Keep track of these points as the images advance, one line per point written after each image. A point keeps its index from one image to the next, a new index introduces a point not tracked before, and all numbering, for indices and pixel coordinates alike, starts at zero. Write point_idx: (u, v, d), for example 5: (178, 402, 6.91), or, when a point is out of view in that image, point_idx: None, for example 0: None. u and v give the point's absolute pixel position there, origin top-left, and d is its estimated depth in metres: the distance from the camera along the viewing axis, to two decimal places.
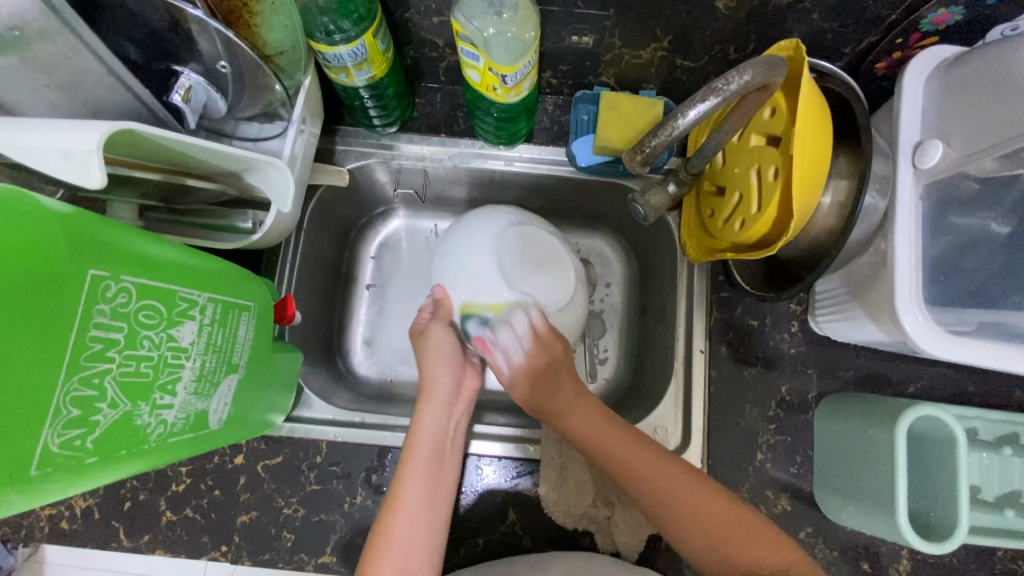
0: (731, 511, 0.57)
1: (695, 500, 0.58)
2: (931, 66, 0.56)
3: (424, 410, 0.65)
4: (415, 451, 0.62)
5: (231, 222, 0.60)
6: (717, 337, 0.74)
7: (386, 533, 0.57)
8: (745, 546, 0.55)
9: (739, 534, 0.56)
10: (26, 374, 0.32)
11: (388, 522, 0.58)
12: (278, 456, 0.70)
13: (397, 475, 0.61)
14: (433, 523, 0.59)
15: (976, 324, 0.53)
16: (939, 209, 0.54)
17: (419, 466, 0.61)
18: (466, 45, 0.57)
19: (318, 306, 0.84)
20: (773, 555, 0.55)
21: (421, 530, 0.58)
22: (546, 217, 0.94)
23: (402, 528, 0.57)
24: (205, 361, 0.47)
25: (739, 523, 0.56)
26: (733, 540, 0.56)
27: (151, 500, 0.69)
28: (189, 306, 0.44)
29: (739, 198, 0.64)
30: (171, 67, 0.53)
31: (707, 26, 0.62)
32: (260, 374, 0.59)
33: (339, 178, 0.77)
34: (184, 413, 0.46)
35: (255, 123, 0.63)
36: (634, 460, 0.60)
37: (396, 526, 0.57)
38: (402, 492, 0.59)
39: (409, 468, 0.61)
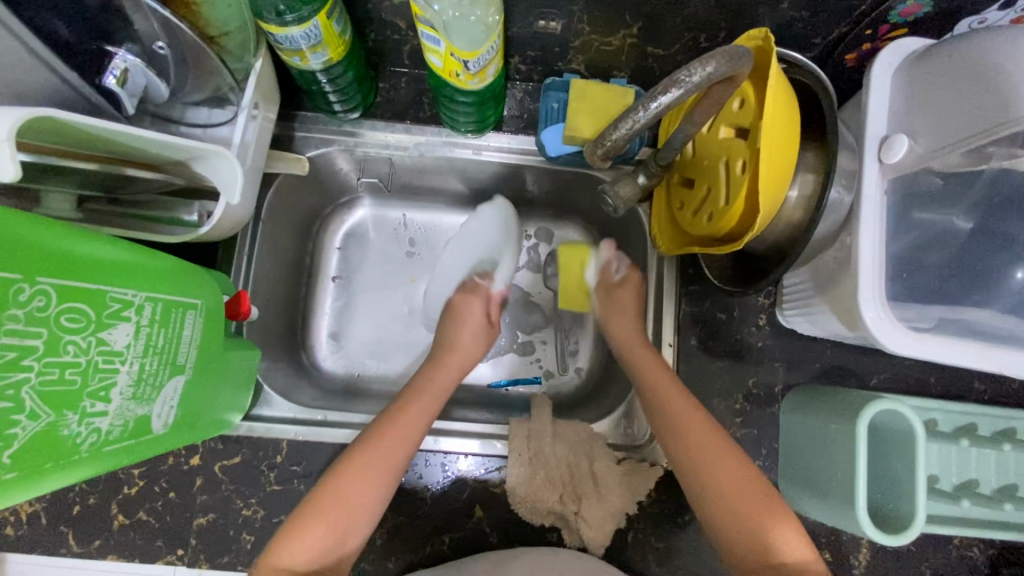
0: (731, 464, 0.58)
1: (697, 448, 0.60)
2: (900, 59, 0.55)
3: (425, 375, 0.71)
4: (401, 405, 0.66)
5: (177, 214, 0.57)
6: (686, 331, 0.74)
7: (344, 478, 0.58)
8: (733, 501, 0.56)
9: (733, 484, 0.57)
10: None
11: (349, 461, 0.59)
12: (236, 456, 0.68)
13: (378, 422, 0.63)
14: (382, 474, 0.59)
15: (936, 319, 0.53)
16: (904, 204, 0.54)
17: (399, 420, 0.64)
18: (426, 28, 0.54)
19: (279, 299, 0.81)
20: (772, 525, 0.55)
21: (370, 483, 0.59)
22: (516, 208, 0.92)
23: (354, 471, 0.59)
24: (145, 365, 0.44)
25: (737, 482, 0.57)
26: (723, 490, 0.57)
27: (102, 504, 0.67)
28: (123, 307, 0.41)
29: (707, 190, 0.63)
30: (104, 48, 0.49)
31: (677, 13, 0.61)
32: (213, 373, 0.57)
33: (299, 166, 0.74)
34: (121, 420, 0.43)
35: (204, 108, 0.59)
36: (667, 403, 0.63)
37: (350, 471, 0.59)
38: (376, 436, 0.61)
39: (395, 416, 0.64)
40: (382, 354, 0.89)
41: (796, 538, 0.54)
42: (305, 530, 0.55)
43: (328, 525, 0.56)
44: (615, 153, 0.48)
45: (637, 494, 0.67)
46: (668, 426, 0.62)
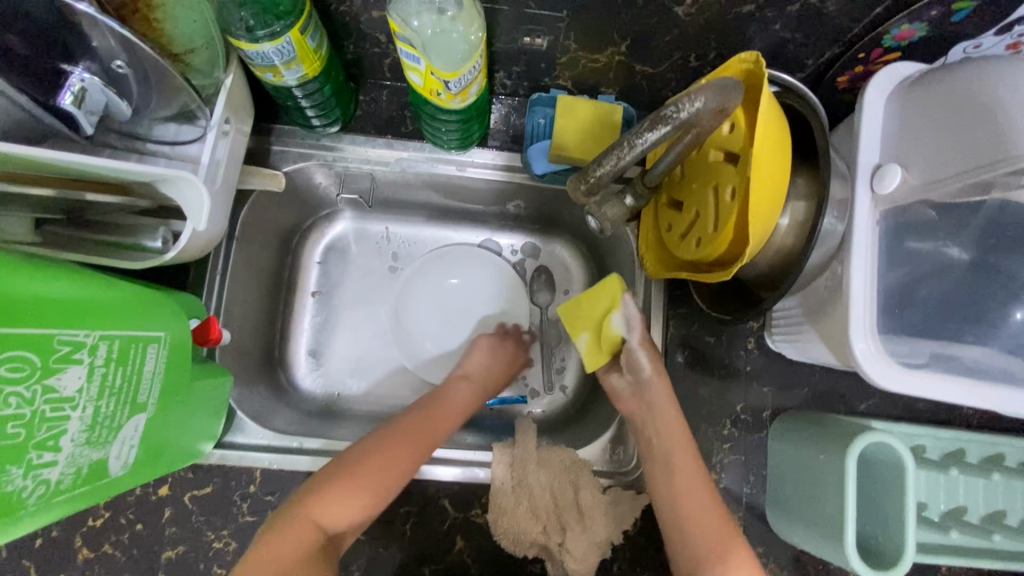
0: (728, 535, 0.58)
1: (705, 519, 0.58)
2: (893, 84, 0.54)
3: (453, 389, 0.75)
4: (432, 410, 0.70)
5: (140, 239, 0.53)
6: (673, 355, 0.72)
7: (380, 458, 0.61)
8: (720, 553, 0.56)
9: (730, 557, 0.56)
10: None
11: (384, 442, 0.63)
12: (207, 485, 0.65)
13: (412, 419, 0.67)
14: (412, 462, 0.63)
15: (928, 355, 0.52)
16: (897, 234, 0.52)
17: (433, 419, 0.68)
18: (405, 46, 0.51)
19: (254, 318, 0.79)
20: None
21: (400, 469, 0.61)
22: (502, 223, 0.90)
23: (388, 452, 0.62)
24: (100, 408, 0.42)
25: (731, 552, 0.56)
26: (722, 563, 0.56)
27: (65, 536, 0.64)
28: (73, 349, 0.39)
29: (696, 214, 0.61)
30: (59, 66, 0.45)
31: (667, 32, 0.59)
32: (181, 404, 0.54)
33: (275, 182, 0.71)
34: (73, 467, 0.41)
35: (173, 124, 0.56)
36: (683, 468, 0.61)
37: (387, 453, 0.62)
38: (411, 428, 0.66)
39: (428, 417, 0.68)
40: (363, 372, 0.86)
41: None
42: (326, 497, 0.58)
43: (353, 497, 0.58)
44: (599, 189, 0.46)
45: (623, 523, 0.65)
46: (679, 497, 0.60)
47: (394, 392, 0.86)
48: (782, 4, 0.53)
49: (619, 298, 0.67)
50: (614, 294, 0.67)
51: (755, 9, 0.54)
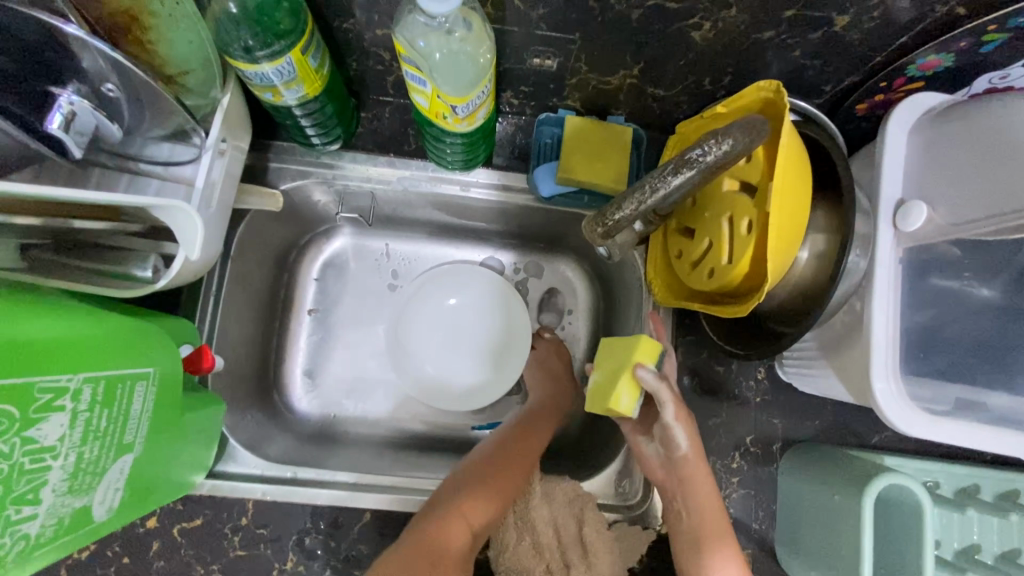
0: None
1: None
2: (916, 115, 0.52)
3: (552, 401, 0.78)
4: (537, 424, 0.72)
5: (128, 269, 0.50)
6: (682, 384, 0.70)
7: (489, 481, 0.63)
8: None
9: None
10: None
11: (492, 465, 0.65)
12: (197, 517, 0.63)
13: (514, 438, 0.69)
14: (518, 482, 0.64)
15: (951, 401, 0.50)
16: (920, 273, 0.50)
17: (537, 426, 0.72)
18: (410, 67, 0.50)
19: (249, 339, 0.76)
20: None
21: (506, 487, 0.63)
22: (505, 241, 0.88)
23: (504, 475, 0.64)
24: (84, 453, 0.39)
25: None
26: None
27: (47, 570, 0.61)
28: (55, 395, 0.36)
29: (708, 244, 0.59)
30: (49, 89, 0.42)
31: (682, 56, 0.57)
32: (171, 437, 0.52)
33: (273, 203, 0.68)
34: (54, 518, 0.38)
35: (167, 144, 0.53)
36: (712, 539, 0.58)
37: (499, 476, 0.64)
38: (517, 450, 0.67)
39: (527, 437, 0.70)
40: (361, 394, 0.84)
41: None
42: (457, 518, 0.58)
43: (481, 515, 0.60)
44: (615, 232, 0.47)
45: (629, 560, 0.63)
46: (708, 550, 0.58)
47: (392, 414, 0.84)
48: (804, 30, 0.51)
49: (631, 363, 0.58)
50: (628, 355, 0.59)
51: (775, 35, 0.52)
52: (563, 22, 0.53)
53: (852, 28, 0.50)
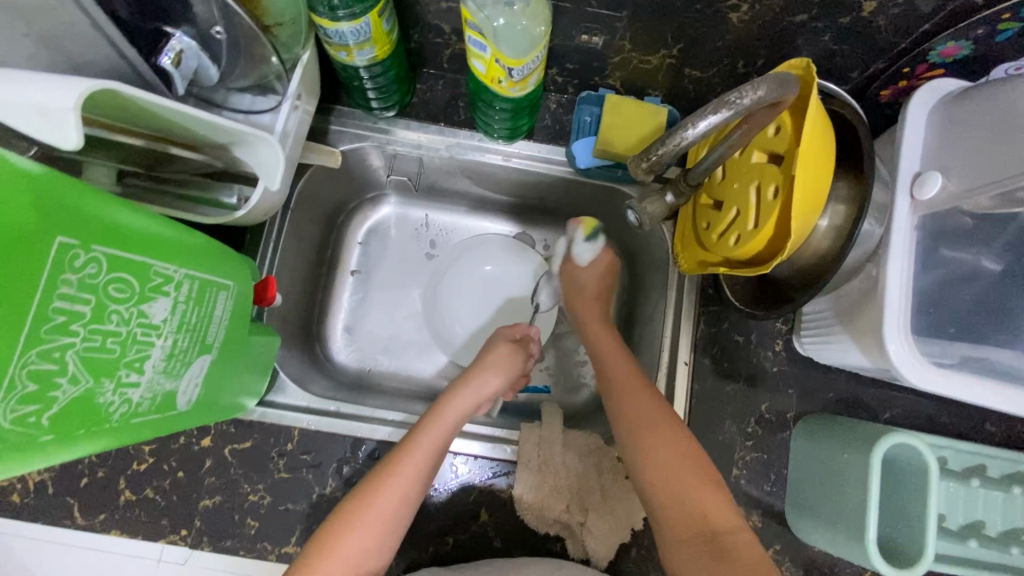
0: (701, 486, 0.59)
1: (678, 476, 0.60)
2: (936, 98, 0.56)
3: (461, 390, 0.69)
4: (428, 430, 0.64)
5: (217, 196, 0.57)
6: (701, 351, 0.74)
7: (367, 508, 0.58)
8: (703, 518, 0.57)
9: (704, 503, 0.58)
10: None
11: (371, 490, 0.59)
12: (247, 440, 0.68)
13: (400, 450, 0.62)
14: (398, 500, 0.59)
15: (959, 356, 0.54)
16: (933, 241, 0.54)
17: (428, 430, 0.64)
18: (474, 33, 0.55)
19: (298, 289, 0.82)
20: (718, 519, 0.57)
21: (393, 513, 0.58)
22: (538, 216, 0.93)
23: (384, 498, 0.58)
24: (177, 341, 0.45)
25: (706, 499, 0.58)
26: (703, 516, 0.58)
27: (110, 478, 0.67)
28: (163, 281, 0.42)
29: (736, 212, 0.63)
30: (162, 29, 0.50)
31: (720, 37, 0.62)
32: (234, 356, 0.57)
33: (332, 160, 0.74)
34: (150, 393, 0.43)
35: (248, 94, 0.60)
36: (660, 440, 0.63)
37: (379, 500, 0.58)
38: (394, 468, 0.60)
39: (414, 448, 0.62)
40: (395, 351, 0.89)
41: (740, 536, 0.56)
42: (351, 540, 0.56)
43: (377, 538, 0.57)
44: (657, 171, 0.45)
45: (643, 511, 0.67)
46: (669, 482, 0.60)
47: (423, 372, 0.89)
48: (834, 15, 0.56)
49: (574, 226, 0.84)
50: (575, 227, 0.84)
51: (806, 19, 0.57)
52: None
53: (879, 15, 0.54)
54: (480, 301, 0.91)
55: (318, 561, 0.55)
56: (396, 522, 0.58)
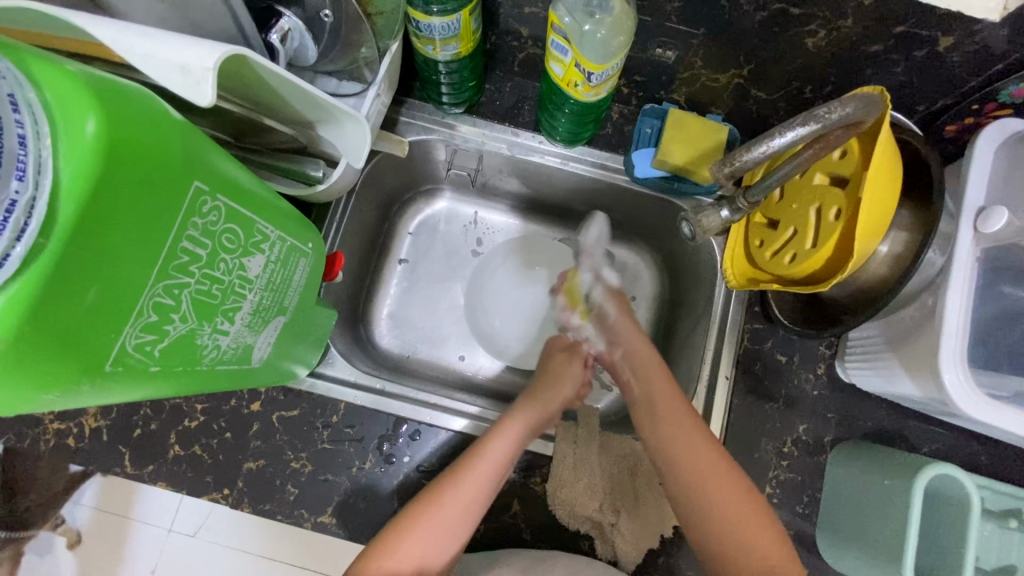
0: (738, 486, 0.59)
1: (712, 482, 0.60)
2: (1005, 136, 0.57)
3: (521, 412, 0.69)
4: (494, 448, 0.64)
5: (300, 168, 0.60)
6: (743, 367, 0.75)
7: (430, 517, 0.59)
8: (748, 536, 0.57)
9: (745, 528, 0.57)
10: (126, 258, 0.31)
11: (436, 501, 0.59)
12: (295, 408, 0.70)
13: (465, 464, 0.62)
14: (457, 513, 0.59)
15: (1014, 391, 0.54)
16: (992, 274, 0.55)
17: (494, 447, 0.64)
18: (559, 36, 0.59)
19: (351, 270, 0.85)
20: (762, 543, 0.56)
21: (451, 524, 0.59)
22: (585, 223, 0.95)
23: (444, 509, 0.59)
24: (263, 297, 0.47)
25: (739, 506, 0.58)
26: (745, 541, 0.57)
27: (161, 431, 0.69)
28: (262, 239, 0.44)
29: (793, 232, 0.65)
30: (275, 8, 0.54)
31: (791, 61, 0.64)
32: (299, 326, 0.60)
33: (399, 149, 0.76)
34: (235, 344, 0.46)
35: (334, 78, 0.63)
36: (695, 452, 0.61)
37: (443, 504, 0.59)
38: (456, 481, 0.61)
39: (479, 466, 0.62)
40: (436, 341, 0.91)
41: (773, 538, 0.57)
42: (412, 545, 0.57)
43: (436, 546, 0.58)
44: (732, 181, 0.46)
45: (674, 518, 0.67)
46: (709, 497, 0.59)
47: (461, 364, 0.91)
48: (910, 48, 0.57)
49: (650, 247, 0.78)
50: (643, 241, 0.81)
51: (881, 49, 0.58)
52: (692, 16, 0.61)
53: (955, 51, 0.56)
54: (517, 298, 0.92)
55: (380, 560, 0.56)
56: (455, 532, 0.59)
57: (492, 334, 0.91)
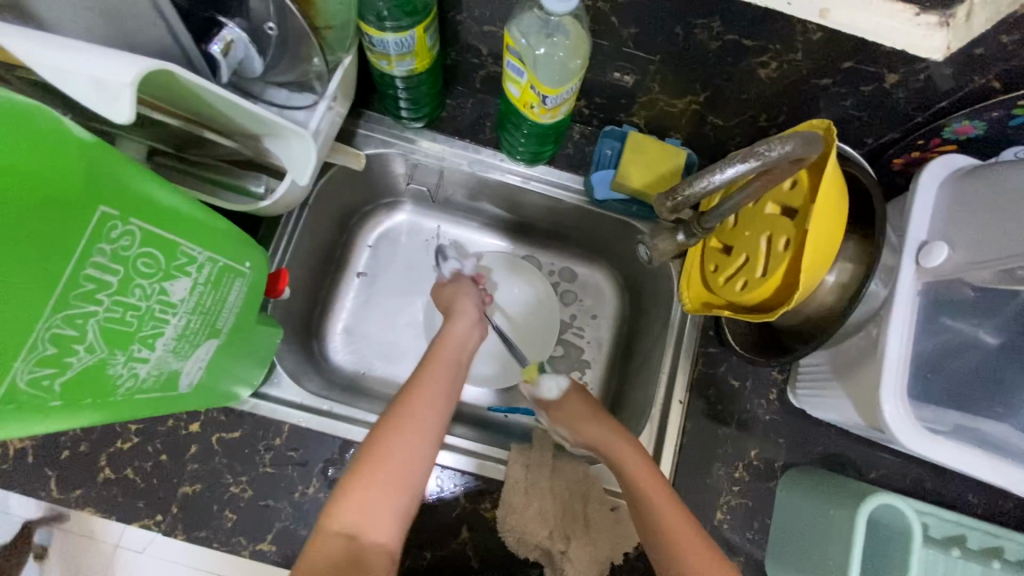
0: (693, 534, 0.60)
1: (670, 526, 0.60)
2: (947, 171, 0.59)
3: (454, 325, 0.74)
4: (445, 357, 0.69)
5: (244, 183, 0.58)
6: (697, 391, 0.75)
7: (402, 418, 0.60)
8: None
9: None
10: (11, 288, 0.29)
11: (405, 404, 0.62)
12: (236, 430, 0.67)
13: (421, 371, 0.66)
14: (430, 407, 0.62)
15: (952, 424, 0.55)
16: (932, 307, 0.56)
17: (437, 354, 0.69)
18: (514, 58, 0.58)
19: (304, 285, 0.82)
20: None
21: (428, 415, 0.62)
22: (548, 241, 0.94)
23: (411, 408, 0.61)
24: (190, 321, 0.45)
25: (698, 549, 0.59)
26: None
27: (91, 454, 0.66)
28: (187, 261, 0.42)
29: (745, 259, 0.65)
30: (215, 18, 0.51)
31: (746, 90, 0.64)
32: (237, 347, 0.57)
33: (356, 162, 0.75)
34: (157, 371, 0.43)
35: (285, 90, 0.61)
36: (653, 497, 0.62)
37: (412, 399, 0.62)
38: (416, 383, 0.64)
39: (433, 362, 0.68)
40: (391, 357, 0.89)
41: None
42: (390, 449, 0.58)
43: (415, 446, 0.59)
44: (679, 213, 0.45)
45: (623, 545, 0.67)
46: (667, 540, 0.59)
47: None
48: (858, 83, 0.58)
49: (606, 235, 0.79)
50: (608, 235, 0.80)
51: (830, 83, 0.59)
52: (648, 42, 0.61)
53: (900, 88, 0.57)
54: None
55: (365, 473, 0.57)
56: (430, 428, 0.61)
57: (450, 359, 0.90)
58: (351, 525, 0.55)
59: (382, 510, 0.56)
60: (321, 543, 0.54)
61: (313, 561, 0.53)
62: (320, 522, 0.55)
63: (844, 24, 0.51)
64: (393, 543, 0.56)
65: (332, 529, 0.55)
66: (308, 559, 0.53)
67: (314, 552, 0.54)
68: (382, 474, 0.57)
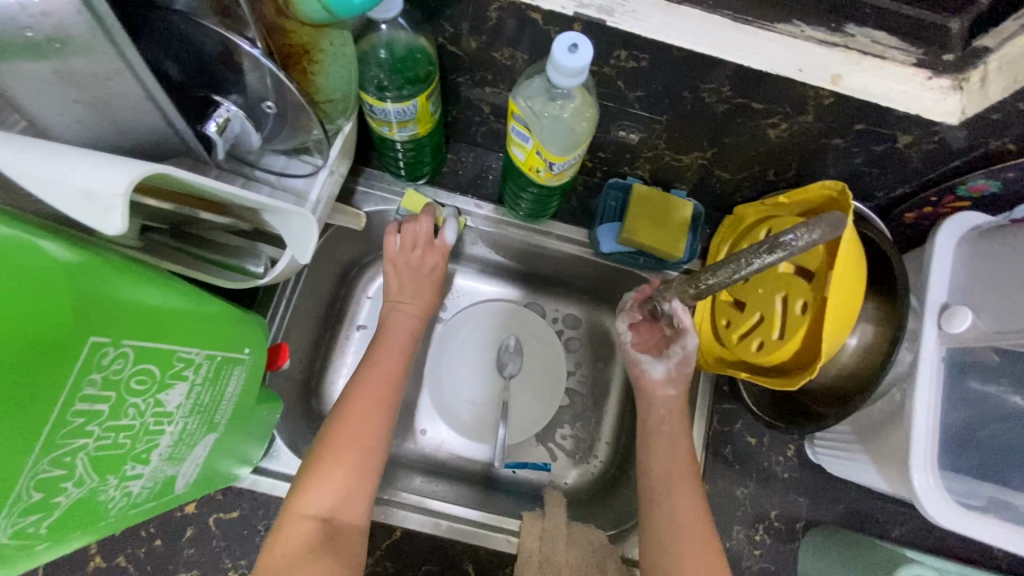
0: None
1: None
2: (963, 231, 0.57)
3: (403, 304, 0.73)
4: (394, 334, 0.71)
5: (242, 262, 0.55)
6: (713, 451, 0.72)
7: (360, 409, 0.63)
8: None
9: None
10: None
11: (362, 384, 0.65)
12: (234, 510, 0.64)
13: (364, 368, 0.67)
14: (385, 384, 0.66)
15: (985, 498, 0.54)
16: (953, 374, 0.55)
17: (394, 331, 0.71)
18: (519, 125, 0.57)
19: (303, 346, 0.79)
20: None
21: (384, 391, 0.65)
22: (553, 289, 0.92)
23: (369, 391, 0.65)
24: (187, 425, 0.42)
25: None
26: None
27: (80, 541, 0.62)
28: (184, 366, 0.39)
29: (759, 318, 0.63)
30: (210, 96, 0.49)
31: (753, 148, 0.63)
32: (245, 427, 0.54)
33: (356, 222, 0.73)
34: (151, 482, 0.41)
35: (284, 156, 0.59)
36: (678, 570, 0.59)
37: (370, 374, 0.66)
38: (372, 362, 0.67)
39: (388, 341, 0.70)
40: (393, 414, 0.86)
41: None
42: (347, 431, 0.61)
43: (371, 426, 0.63)
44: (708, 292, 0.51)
45: None
46: None
47: (421, 438, 0.86)
48: (870, 144, 0.57)
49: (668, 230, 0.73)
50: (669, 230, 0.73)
51: (841, 143, 0.58)
52: (655, 105, 0.60)
53: (913, 148, 0.56)
54: (477, 372, 0.88)
55: (326, 464, 0.59)
56: (381, 412, 0.64)
57: (454, 414, 0.86)
58: (320, 511, 0.57)
59: (348, 486, 0.59)
60: (291, 527, 0.56)
61: (284, 544, 0.55)
62: (287, 511, 0.57)
63: (857, 89, 0.50)
64: (360, 526, 0.59)
65: (302, 514, 0.57)
66: (276, 545, 0.55)
67: (281, 538, 0.56)
68: (344, 452, 0.60)
